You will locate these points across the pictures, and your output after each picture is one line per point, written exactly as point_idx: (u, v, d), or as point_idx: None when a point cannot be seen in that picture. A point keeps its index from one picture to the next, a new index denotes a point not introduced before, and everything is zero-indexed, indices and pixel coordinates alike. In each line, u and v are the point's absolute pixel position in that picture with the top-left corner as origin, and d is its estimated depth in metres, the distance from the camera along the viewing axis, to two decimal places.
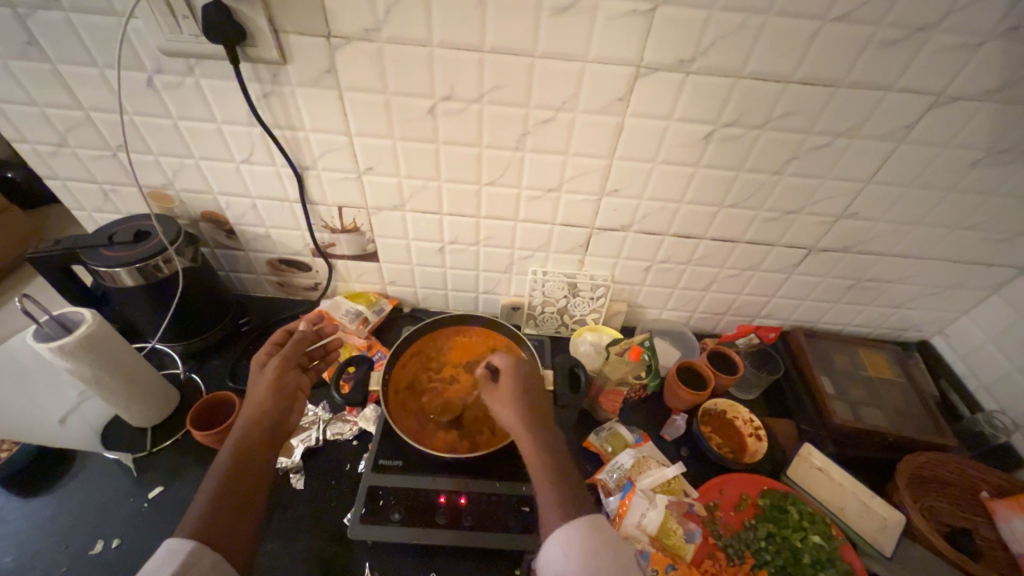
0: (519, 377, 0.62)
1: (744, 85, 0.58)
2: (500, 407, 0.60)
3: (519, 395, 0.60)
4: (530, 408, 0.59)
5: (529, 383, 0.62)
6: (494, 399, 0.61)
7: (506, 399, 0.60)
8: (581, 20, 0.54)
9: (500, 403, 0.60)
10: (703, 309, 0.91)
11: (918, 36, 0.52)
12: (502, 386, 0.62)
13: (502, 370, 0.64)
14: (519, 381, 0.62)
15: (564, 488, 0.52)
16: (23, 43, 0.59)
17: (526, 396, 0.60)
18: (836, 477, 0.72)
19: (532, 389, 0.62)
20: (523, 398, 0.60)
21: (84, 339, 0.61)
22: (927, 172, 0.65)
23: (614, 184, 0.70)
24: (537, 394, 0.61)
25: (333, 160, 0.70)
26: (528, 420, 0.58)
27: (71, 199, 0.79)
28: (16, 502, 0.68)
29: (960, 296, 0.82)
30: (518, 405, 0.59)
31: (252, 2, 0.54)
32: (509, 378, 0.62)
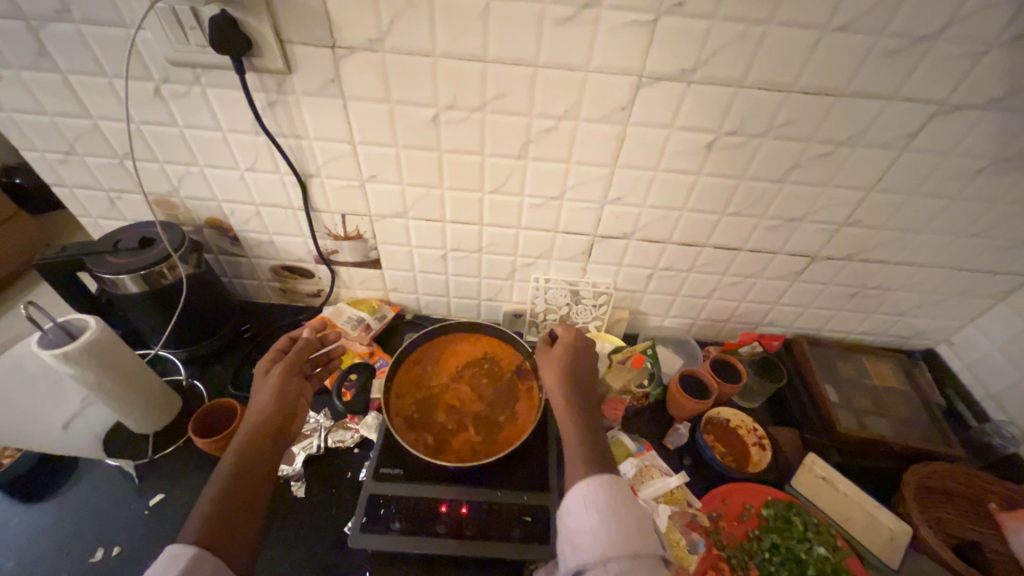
0: (575, 350, 0.71)
1: (746, 94, 0.58)
2: (546, 372, 0.69)
3: (569, 365, 0.69)
4: (576, 379, 0.68)
5: (580, 357, 0.71)
6: (546, 364, 0.70)
7: (556, 365, 0.69)
8: (583, 30, 0.54)
9: (550, 367, 0.69)
10: (707, 316, 0.91)
11: (920, 46, 0.53)
12: (556, 352, 0.70)
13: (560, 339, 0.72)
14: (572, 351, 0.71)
15: (589, 448, 0.61)
16: (35, 54, 0.60)
17: (575, 367, 0.69)
18: (840, 487, 0.71)
19: (583, 363, 0.70)
20: (572, 368, 0.69)
21: (88, 346, 0.61)
22: (931, 179, 0.65)
23: (617, 193, 0.70)
24: (586, 365, 0.70)
25: (337, 168, 0.71)
26: (571, 387, 0.67)
27: (78, 206, 0.80)
28: (19, 508, 0.68)
29: (965, 304, 0.81)
30: (566, 374, 0.68)
31: (258, 13, 0.55)
32: (564, 346, 0.71)
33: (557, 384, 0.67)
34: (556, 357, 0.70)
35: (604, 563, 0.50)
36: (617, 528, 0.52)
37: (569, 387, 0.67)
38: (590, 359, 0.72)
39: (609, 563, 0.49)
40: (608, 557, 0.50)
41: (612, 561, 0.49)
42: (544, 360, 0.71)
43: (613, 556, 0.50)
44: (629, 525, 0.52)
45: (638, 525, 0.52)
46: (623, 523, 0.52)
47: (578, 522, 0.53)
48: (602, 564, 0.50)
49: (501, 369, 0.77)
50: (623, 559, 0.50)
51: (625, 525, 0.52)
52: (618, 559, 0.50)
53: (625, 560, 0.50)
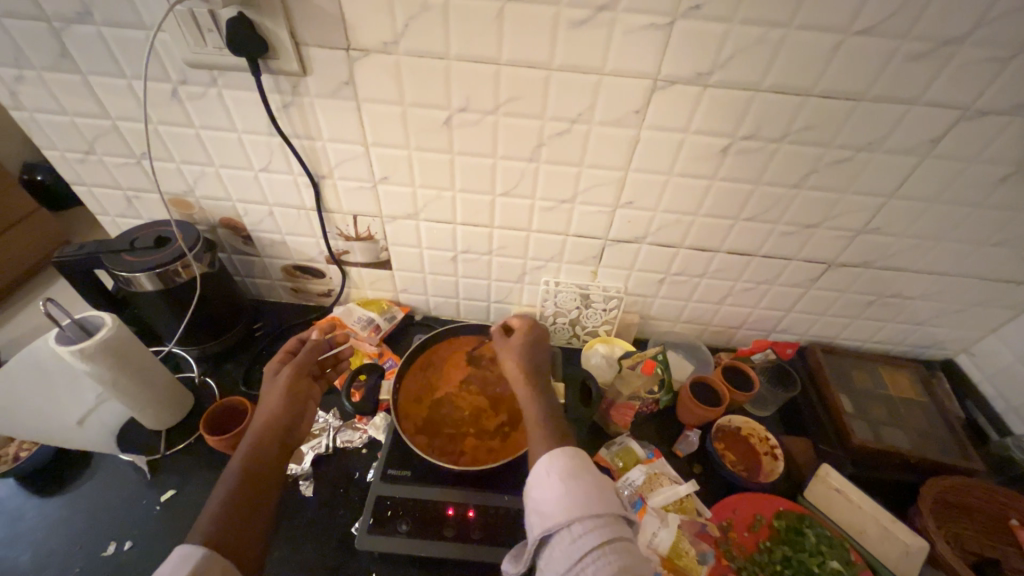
0: (530, 336, 0.71)
1: (763, 99, 0.57)
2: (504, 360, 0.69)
3: (526, 352, 0.68)
4: (534, 364, 0.68)
5: (537, 342, 0.71)
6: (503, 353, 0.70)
7: (513, 352, 0.68)
8: (599, 33, 0.54)
9: (506, 356, 0.69)
10: (718, 322, 0.90)
11: (945, 50, 0.51)
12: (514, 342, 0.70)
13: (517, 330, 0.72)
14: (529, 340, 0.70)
15: (549, 427, 0.59)
16: (58, 55, 0.61)
17: (532, 354, 0.69)
18: (854, 499, 0.69)
19: (538, 347, 0.70)
20: (528, 352, 0.68)
21: (104, 343, 0.62)
22: (952, 187, 0.63)
23: (629, 197, 0.70)
24: (543, 353, 0.70)
25: (350, 169, 0.71)
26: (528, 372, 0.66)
27: (96, 204, 0.81)
28: (35, 501, 0.69)
29: (987, 314, 0.79)
30: (523, 359, 0.67)
31: (274, 16, 0.55)
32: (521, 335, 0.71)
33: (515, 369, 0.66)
34: (512, 344, 0.70)
35: (569, 526, 0.48)
36: (581, 490, 0.50)
37: (528, 372, 0.66)
38: (544, 344, 0.72)
39: (574, 525, 0.47)
40: (574, 519, 0.48)
41: (577, 523, 0.47)
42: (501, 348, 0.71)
43: (578, 518, 0.48)
44: (593, 487, 0.50)
45: (602, 488, 0.50)
46: (586, 486, 0.50)
47: (542, 492, 0.51)
48: (568, 528, 0.48)
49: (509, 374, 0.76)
50: (588, 519, 0.48)
51: (588, 487, 0.50)
52: (584, 520, 0.48)
53: (590, 520, 0.48)
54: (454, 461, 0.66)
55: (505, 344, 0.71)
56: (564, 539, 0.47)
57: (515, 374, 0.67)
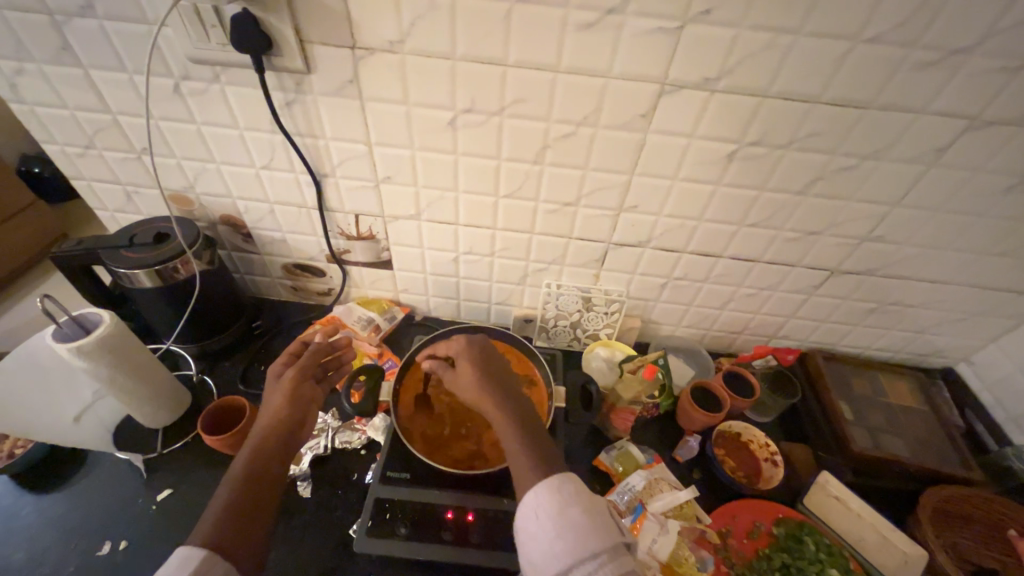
0: (476, 356, 0.65)
1: (771, 105, 0.57)
2: (462, 390, 0.63)
3: (480, 375, 0.62)
4: (493, 382, 0.62)
5: (486, 359, 0.65)
6: (457, 385, 0.64)
7: (467, 380, 0.63)
8: (607, 37, 0.53)
9: (462, 385, 0.63)
10: (719, 327, 0.89)
11: (954, 59, 0.51)
12: (462, 366, 0.64)
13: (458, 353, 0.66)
14: (478, 357, 0.65)
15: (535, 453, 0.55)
16: (57, 49, 0.61)
17: (487, 373, 0.63)
18: (853, 507, 0.69)
19: (492, 366, 0.64)
20: (482, 376, 0.62)
21: (101, 341, 0.61)
22: (957, 197, 0.63)
23: (633, 200, 0.69)
24: (497, 367, 0.65)
25: (352, 169, 0.71)
26: (489, 396, 0.60)
27: (95, 199, 0.80)
28: (29, 499, 0.69)
29: (987, 323, 0.79)
30: (478, 385, 0.61)
31: (278, 12, 0.54)
32: (469, 356, 0.65)
33: (476, 398, 0.61)
34: (462, 370, 0.64)
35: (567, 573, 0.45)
36: (573, 529, 0.47)
37: (490, 394, 0.61)
38: (497, 360, 0.66)
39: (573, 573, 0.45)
40: (571, 566, 0.45)
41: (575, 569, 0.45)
42: (453, 380, 0.65)
43: (575, 564, 0.45)
44: (586, 523, 0.47)
45: (595, 521, 0.48)
46: (578, 524, 0.47)
47: (533, 541, 0.48)
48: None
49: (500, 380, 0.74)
50: (585, 563, 0.45)
51: (580, 524, 0.47)
52: (581, 565, 0.45)
53: (588, 563, 0.45)
54: (475, 467, 0.65)
55: (454, 372, 0.65)
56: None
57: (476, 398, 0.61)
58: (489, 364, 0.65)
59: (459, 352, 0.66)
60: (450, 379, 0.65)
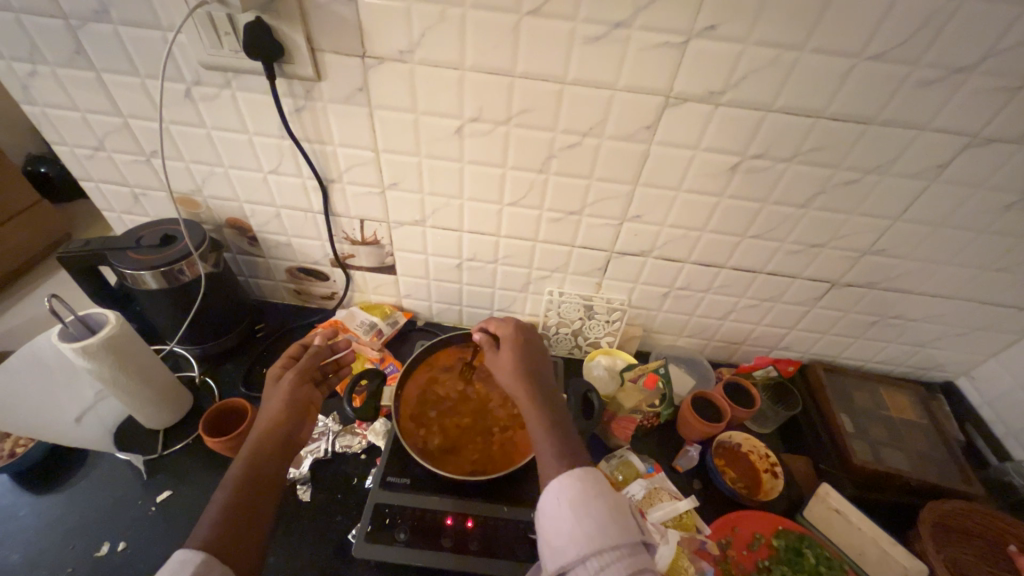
0: (521, 344, 0.68)
1: (774, 119, 0.57)
2: (500, 374, 0.66)
3: (522, 361, 0.65)
4: (531, 369, 0.65)
5: (529, 350, 0.68)
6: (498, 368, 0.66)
7: (508, 363, 0.65)
8: (615, 49, 0.54)
9: (501, 369, 0.66)
10: (720, 337, 0.90)
11: (956, 77, 0.52)
12: (506, 351, 0.67)
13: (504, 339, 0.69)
14: (521, 345, 0.68)
15: (562, 441, 0.57)
16: (72, 52, 0.62)
17: (526, 360, 0.66)
18: (854, 521, 0.68)
19: (534, 356, 0.67)
20: (524, 362, 0.65)
21: (106, 341, 0.62)
22: (958, 212, 0.64)
23: (637, 210, 0.70)
24: (538, 358, 0.67)
25: (358, 175, 0.71)
26: (528, 381, 0.63)
27: (102, 199, 0.81)
28: (29, 499, 0.69)
29: (987, 338, 0.80)
30: (520, 371, 0.64)
31: (292, 21, 0.55)
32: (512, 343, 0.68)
33: (514, 382, 0.63)
34: (506, 355, 0.66)
35: (584, 561, 0.46)
36: (594, 519, 0.48)
37: (528, 379, 0.63)
38: (540, 352, 0.69)
39: (590, 560, 0.46)
40: (589, 555, 0.46)
41: (592, 558, 0.46)
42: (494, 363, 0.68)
43: (592, 553, 0.46)
44: (606, 515, 0.48)
45: (616, 514, 0.48)
46: (599, 516, 0.48)
47: (553, 525, 0.49)
48: (583, 562, 0.46)
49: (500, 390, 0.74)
50: (603, 554, 0.46)
51: (601, 515, 0.48)
52: (599, 555, 0.46)
53: (606, 554, 0.46)
54: (481, 472, 0.65)
55: (497, 356, 0.68)
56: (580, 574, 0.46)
57: (514, 382, 0.63)
58: (530, 354, 0.67)
59: (506, 338, 0.69)
60: (491, 362, 0.68)
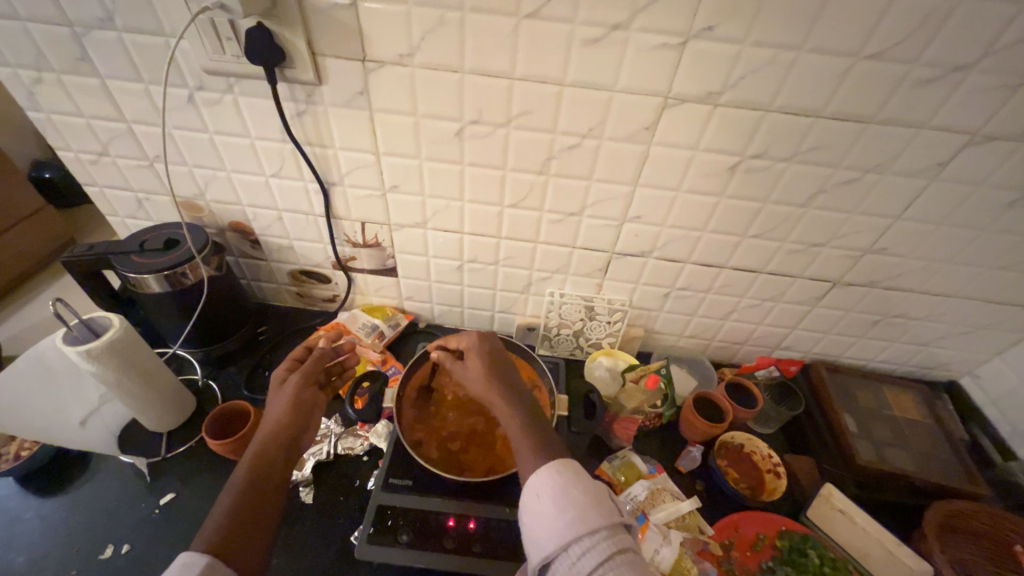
0: (484, 352, 0.67)
1: (773, 118, 0.58)
2: (471, 384, 0.65)
3: (488, 369, 0.64)
4: (498, 375, 0.64)
5: (495, 355, 0.67)
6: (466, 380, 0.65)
7: (475, 371, 0.64)
8: (613, 50, 0.54)
9: (471, 379, 0.65)
10: (722, 338, 0.89)
11: (954, 76, 0.52)
12: (471, 360, 0.66)
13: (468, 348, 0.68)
14: (486, 352, 0.67)
15: (540, 441, 0.56)
16: (77, 59, 0.62)
17: (492, 367, 0.65)
18: (859, 521, 0.68)
19: (498, 361, 0.66)
20: (489, 370, 0.64)
21: (110, 345, 0.62)
22: (959, 211, 0.64)
23: (637, 211, 0.70)
24: (505, 363, 0.66)
25: (360, 178, 0.72)
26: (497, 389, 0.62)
27: (107, 204, 0.82)
28: (33, 502, 0.69)
29: (990, 337, 0.79)
30: (488, 379, 0.63)
31: (293, 26, 0.56)
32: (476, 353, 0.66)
33: (484, 390, 0.63)
34: (472, 365, 0.65)
35: (566, 548, 0.46)
36: (571, 506, 0.47)
37: (497, 385, 0.62)
38: (504, 356, 0.68)
39: (571, 548, 0.45)
40: (570, 542, 0.46)
41: (573, 545, 0.45)
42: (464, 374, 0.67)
43: (573, 539, 0.46)
44: (584, 500, 0.48)
45: (594, 500, 0.48)
46: (577, 501, 0.48)
47: (534, 518, 0.49)
48: (565, 550, 0.46)
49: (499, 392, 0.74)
50: (583, 539, 0.45)
51: (579, 501, 0.48)
52: (580, 540, 0.45)
53: (585, 539, 0.45)
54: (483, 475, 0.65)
55: (465, 367, 0.66)
56: (564, 562, 0.45)
57: (483, 391, 0.63)
58: (497, 359, 0.66)
59: (470, 347, 0.68)
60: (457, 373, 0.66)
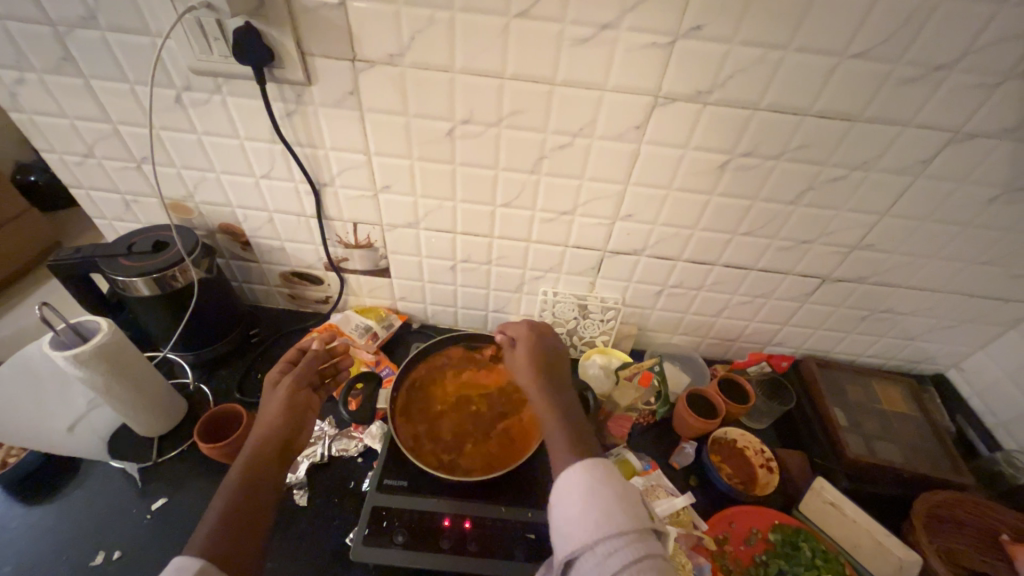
0: (538, 343, 0.68)
1: (761, 117, 0.58)
2: (516, 373, 0.67)
3: (537, 360, 0.66)
4: (546, 368, 0.65)
5: (545, 348, 0.68)
6: (513, 368, 0.67)
7: (523, 361, 0.66)
8: (602, 50, 0.55)
9: (517, 368, 0.67)
10: (714, 335, 0.90)
11: (936, 74, 0.53)
12: (522, 349, 0.67)
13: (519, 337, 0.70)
14: (536, 343, 0.68)
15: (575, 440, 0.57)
16: (60, 59, 0.61)
17: (541, 359, 0.66)
18: (849, 512, 0.70)
19: (549, 355, 0.67)
20: (541, 364, 0.65)
21: (98, 349, 0.61)
22: (944, 207, 0.65)
23: (628, 209, 0.70)
24: (554, 356, 0.68)
25: (351, 178, 0.71)
26: (543, 380, 0.64)
27: (93, 207, 0.81)
28: (21, 510, 0.68)
29: (976, 330, 0.81)
30: (535, 371, 0.65)
31: (281, 26, 0.56)
32: (527, 342, 0.68)
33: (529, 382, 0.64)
34: (521, 354, 0.67)
35: (593, 546, 0.46)
36: (601, 506, 0.48)
37: (543, 379, 0.64)
38: (557, 350, 0.69)
39: (598, 546, 0.46)
40: (597, 540, 0.46)
41: (600, 544, 0.46)
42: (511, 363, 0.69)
43: (600, 538, 0.46)
44: (614, 502, 0.48)
45: (625, 503, 0.48)
46: (606, 502, 0.48)
47: (563, 513, 0.50)
48: (591, 549, 0.46)
49: (495, 392, 0.74)
50: (610, 539, 0.46)
51: (609, 502, 0.48)
52: (607, 540, 0.46)
53: (613, 539, 0.46)
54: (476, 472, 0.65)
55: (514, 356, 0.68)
56: (589, 560, 0.46)
57: (528, 381, 0.64)
58: (547, 352, 0.68)
59: (521, 336, 0.69)
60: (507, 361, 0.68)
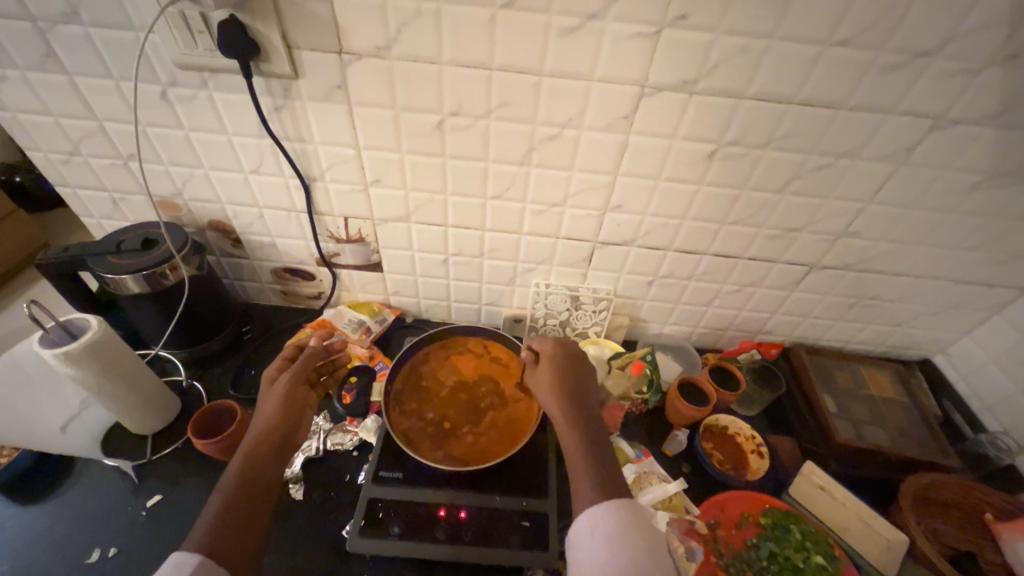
0: (563, 360, 0.69)
1: (748, 106, 0.59)
2: (539, 391, 0.68)
3: (561, 379, 0.67)
4: (570, 389, 0.66)
5: (570, 367, 0.69)
6: (537, 386, 0.69)
7: (547, 380, 0.67)
8: (589, 41, 0.55)
9: (541, 388, 0.68)
10: (705, 324, 0.91)
11: (918, 62, 0.54)
12: (547, 368, 0.69)
13: (545, 354, 0.71)
14: (561, 361, 0.69)
15: (597, 468, 0.58)
16: (42, 55, 0.61)
17: (566, 380, 0.67)
18: (838, 496, 0.71)
19: (574, 374, 0.68)
20: (566, 385, 0.66)
21: (88, 347, 0.61)
22: (928, 194, 0.66)
23: (618, 200, 0.71)
24: (579, 374, 0.69)
25: (341, 173, 0.71)
26: (568, 401, 0.65)
27: (81, 206, 0.80)
28: (15, 510, 0.68)
29: (961, 315, 0.82)
30: (559, 392, 0.66)
31: (266, 18, 0.55)
32: (552, 360, 0.69)
33: (553, 403, 0.65)
34: (545, 372, 0.68)
35: None
36: (627, 553, 0.49)
37: (567, 401, 0.65)
38: (581, 367, 0.70)
39: None
40: None
41: None
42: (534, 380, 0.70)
43: None
44: (640, 550, 0.49)
45: (651, 552, 0.49)
46: (632, 548, 0.49)
47: (585, 549, 0.50)
48: None
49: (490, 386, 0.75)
50: None
51: (635, 551, 0.49)
52: None
53: None
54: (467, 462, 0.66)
55: (538, 375, 0.69)
56: None
57: (552, 400, 0.65)
58: (571, 370, 0.69)
59: (546, 354, 0.70)
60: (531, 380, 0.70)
